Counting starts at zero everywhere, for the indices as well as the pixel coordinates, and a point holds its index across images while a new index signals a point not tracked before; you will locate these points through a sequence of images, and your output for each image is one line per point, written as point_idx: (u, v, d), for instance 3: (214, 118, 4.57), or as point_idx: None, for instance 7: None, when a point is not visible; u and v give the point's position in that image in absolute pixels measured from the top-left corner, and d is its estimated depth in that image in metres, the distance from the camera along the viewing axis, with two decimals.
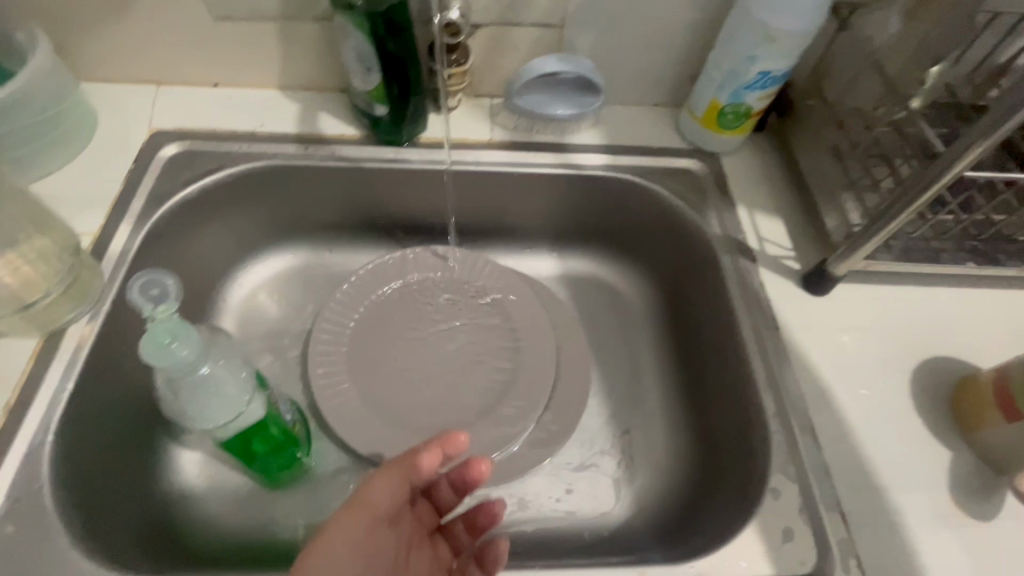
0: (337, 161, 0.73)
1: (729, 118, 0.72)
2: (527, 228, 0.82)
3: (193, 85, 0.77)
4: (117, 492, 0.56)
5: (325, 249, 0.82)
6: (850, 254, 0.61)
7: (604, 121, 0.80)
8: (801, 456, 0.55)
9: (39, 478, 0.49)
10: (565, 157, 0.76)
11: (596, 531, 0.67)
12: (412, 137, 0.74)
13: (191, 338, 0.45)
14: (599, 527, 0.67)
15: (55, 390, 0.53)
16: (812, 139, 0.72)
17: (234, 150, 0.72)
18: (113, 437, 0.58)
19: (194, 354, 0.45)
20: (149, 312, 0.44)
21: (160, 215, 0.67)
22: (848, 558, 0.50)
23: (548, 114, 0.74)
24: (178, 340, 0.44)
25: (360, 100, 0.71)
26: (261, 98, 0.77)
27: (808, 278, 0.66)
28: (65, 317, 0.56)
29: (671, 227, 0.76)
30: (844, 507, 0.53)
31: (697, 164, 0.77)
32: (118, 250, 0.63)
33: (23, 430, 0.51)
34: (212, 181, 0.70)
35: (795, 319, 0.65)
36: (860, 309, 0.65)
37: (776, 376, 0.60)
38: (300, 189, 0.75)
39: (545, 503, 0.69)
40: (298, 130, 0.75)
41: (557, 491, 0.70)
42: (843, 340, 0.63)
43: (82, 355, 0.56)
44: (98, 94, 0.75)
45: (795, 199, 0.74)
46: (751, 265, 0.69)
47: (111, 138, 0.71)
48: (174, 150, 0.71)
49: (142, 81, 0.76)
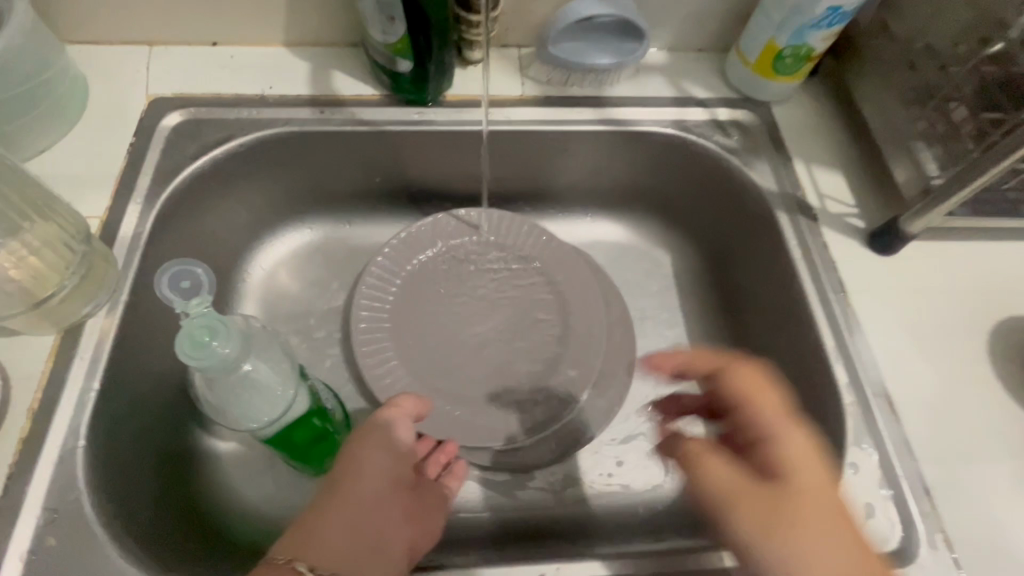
0: (358, 125, 0.67)
1: (786, 62, 0.66)
2: (561, 191, 0.77)
3: (189, 44, 0.69)
4: (155, 493, 0.52)
5: (346, 221, 0.77)
6: (930, 211, 0.56)
7: (644, 70, 0.73)
8: (879, 429, 0.52)
9: (76, 487, 0.46)
10: (605, 113, 0.70)
11: (651, 504, 0.65)
12: (437, 95, 0.67)
13: (230, 335, 0.41)
14: (653, 500, 0.65)
15: (81, 391, 0.49)
16: (877, 83, 0.66)
17: (242, 118, 0.66)
18: (147, 434, 0.54)
19: (237, 352, 0.41)
20: (182, 308, 0.41)
21: (170, 194, 0.61)
22: (934, 533, 0.48)
23: (590, 63, 0.67)
24: (217, 338, 0.40)
25: (379, 54, 0.64)
26: (265, 57, 0.70)
27: (876, 238, 0.61)
28: (81, 312, 0.51)
29: (720, 185, 0.70)
30: (926, 480, 0.50)
31: (747, 115, 0.71)
32: (129, 234, 0.57)
33: (52, 436, 0.47)
34: (222, 153, 0.64)
35: (863, 282, 0.60)
36: (931, 269, 0.61)
37: (847, 344, 0.57)
38: (319, 158, 0.69)
39: (597, 478, 0.66)
40: (311, 92, 0.68)
41: (608, 465, 0.67)
42: (916, 303, 0.59)
43: (105, 351, 0.51)
44: (85, 59, 0.67)
45: (855, 150, 0.68)
46: (812, 224, 0.64)
47: (105, 108, 0.65)
48: (176, 120, 0.65)
49: (132, 42, 0.69)
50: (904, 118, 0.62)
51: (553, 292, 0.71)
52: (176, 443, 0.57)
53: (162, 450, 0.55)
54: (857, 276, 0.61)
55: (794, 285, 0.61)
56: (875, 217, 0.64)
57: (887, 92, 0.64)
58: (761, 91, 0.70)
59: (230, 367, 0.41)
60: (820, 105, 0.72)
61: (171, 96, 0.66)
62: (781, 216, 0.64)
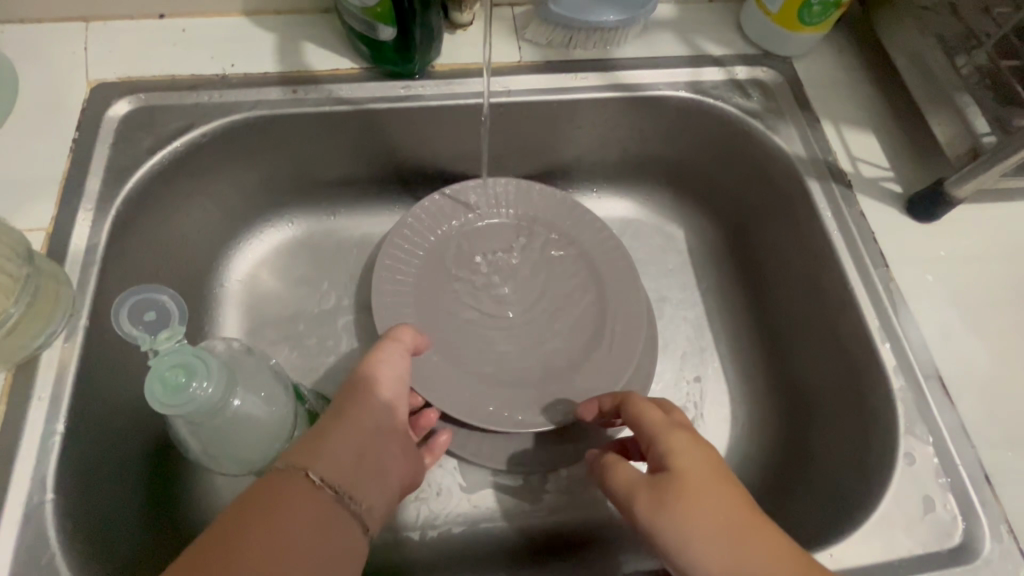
0: (337, 104, 0.59)
1: (814, 10, 0.59)
2: (566, 166, 0.70)
3: (132, 18, 0.60)
4: (142, 539, 0.46)
5: (330, 213, 0.69)
6: (982, 171, 0.51)
7: (652, 26, 0.65)
8: (933, 414, 0.49)
9: (48, 547, 0.40)
10: (614, 76, 0.62)
11: None
12: (425, 65, 0.59)
13: (210, 372, 0.35)
14: None
15: (42, 435, 0.43)
16: (912, 30, 0.59)
17: (203, 102, 0.57)
18: (126, 472, 0.48)
19: (221, 391, 0.35)
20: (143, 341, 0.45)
21: (125, 195, 0.53)
22: (998, 524, 0.45)
23: (594, 21, 0.60)
24: (196, 378, 0.34)
25: (355, 20, 0.55)
26: (223, 30, 0.61)
27: (917, 204, 0.56)
28: (34, 343, 0.44)
29: (742, 151, 0.64)
30: (986, 466, 0.47)
31: (769, 72, 0.64)
32: (82, 246, 0.50)
33: (14, 490, 0.41)
34: (184, 143, 0.56)
35: (906, 252, 0.55)
36: (975, 235, 0.56)
37: (892, 323, 0.52)
38: (296, 144, 0.61)
39: None
40: (280, 68, 0.59)
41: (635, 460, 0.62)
42: (962, 274, 0.55)
43: (68, 385, 0.45)
44: (10, 40, 0.58)
45: (887, 107, 0.62)
46: (847, 191, 0.58)
47: (40, 97, 0.56)
48: (126, 108, 0.56)
49: (64, 19, 0.59)
50: (944, 69, 0.56)
51: (576, 270, 0.65)
52: (161, 477, 0.51)
53: (147, 487, 0.49)
54: (899, 246, 0.56)
55: (831, 260, 0.56)
56: (913, 180, 0.59)
57: (924, 41, 0.58)
58: (782, 45, 0.64)
59: (215, 408, 0.35)
60: (846, 57, 0.65)
61: (117, 80, 0.57)
62: (812, 183, 0.59)
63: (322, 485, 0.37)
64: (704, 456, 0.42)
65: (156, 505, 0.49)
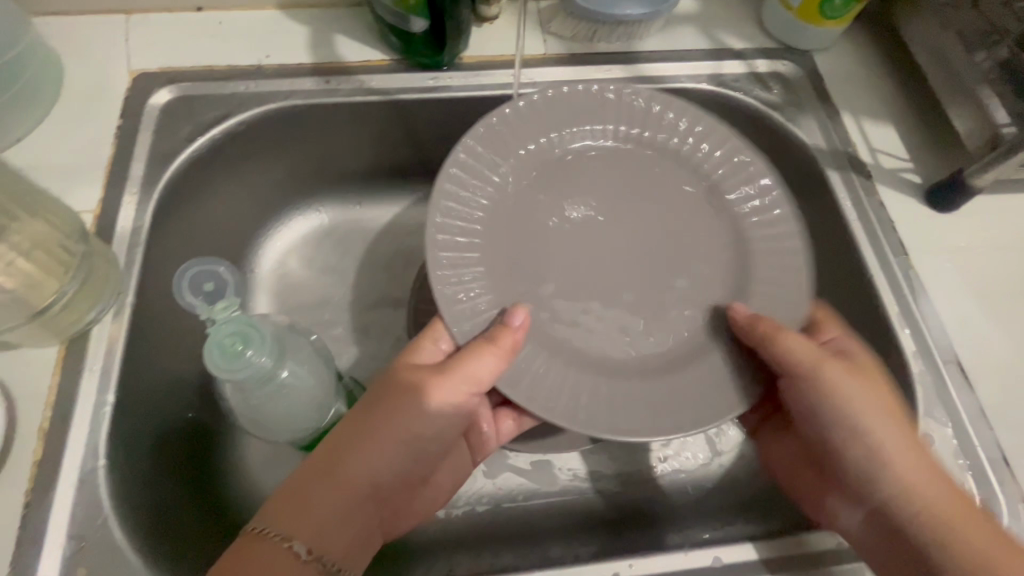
0: (368, 94, 0.60)
1: (836, 4, 0.60)
2: None
3: (172, 11, 0.62)
4: (184, 507, 0.48)
5: (357, 201, 0.71)
6: (1001, 162, 0.52)
7: (675, 20, 0.67)
8: (952, 398, 0.50)
9: (102, 510, 0.42)
10: (637, 68, 0.64)
11: (698, 484, 0.58)
12: (454, 56, 0.61)
13: (264, 342, 0.37)
14: (701, 479, 0.59)
15: (95, 405, 0.45)
16: (932, 24, 0.60)
17: (240, 92, 0.59)
18: (170, 444, 0.50)
19: (273, 360, 0.37)
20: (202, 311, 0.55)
21: (168, 181, 0.55)
22: (1016, 504, 0.46)
23: (617, 14, 0.60)
24: (251, 347, 0.36)
25: (387, 13, 0.57)
26: (258, 22, 0.62)
27: (937, 195, 0.57)
28: (87, 319, 0.46)
29: (762, 142, 0.65)
30: (1004, 449, 0.48)
31: (789, 65, 0.65)
32: (128, 228, 0.52)
33: (69, 457, 0.43)
34: (222, 131, 0.58)
35: (925, 241, 0.56)
36: (993, 225, 0.57)
37: (912, 309, 0.53)
38: (328, 133, 0.63)
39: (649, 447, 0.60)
40: (313, 59, 0.61)
41: None
42: (980, 262, 0.56)
43: (117, 359, 0.47)
44: (54, 31, 0.60)
45: (905, 101, 0.63)
46: (866, 182, 0.59)
47: (85, 86, 0.58)
48: (166, 97, 0.58)
49: (107, 12, 0.61)
50: (965, 63, 0.58)
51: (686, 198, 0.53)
52: (200, 451, 0.53)
53: (188, 460, 0.51)
54: (918, 236, 0.57)
55: (851, 249, 0.57)
56: (931, 172, 0.60)
57: (944, 35, 0.59)
58: (804, 39, 0.65)
59: (266, 376, 0.37)
60: (865, 52, 0.66)
61: (158, 70, 0.59)
62: (832, 174, 0.60)
63: (319, 547, 0.38)
64: (873, 388, 0.45)
65: (196, 476, 0.51)
